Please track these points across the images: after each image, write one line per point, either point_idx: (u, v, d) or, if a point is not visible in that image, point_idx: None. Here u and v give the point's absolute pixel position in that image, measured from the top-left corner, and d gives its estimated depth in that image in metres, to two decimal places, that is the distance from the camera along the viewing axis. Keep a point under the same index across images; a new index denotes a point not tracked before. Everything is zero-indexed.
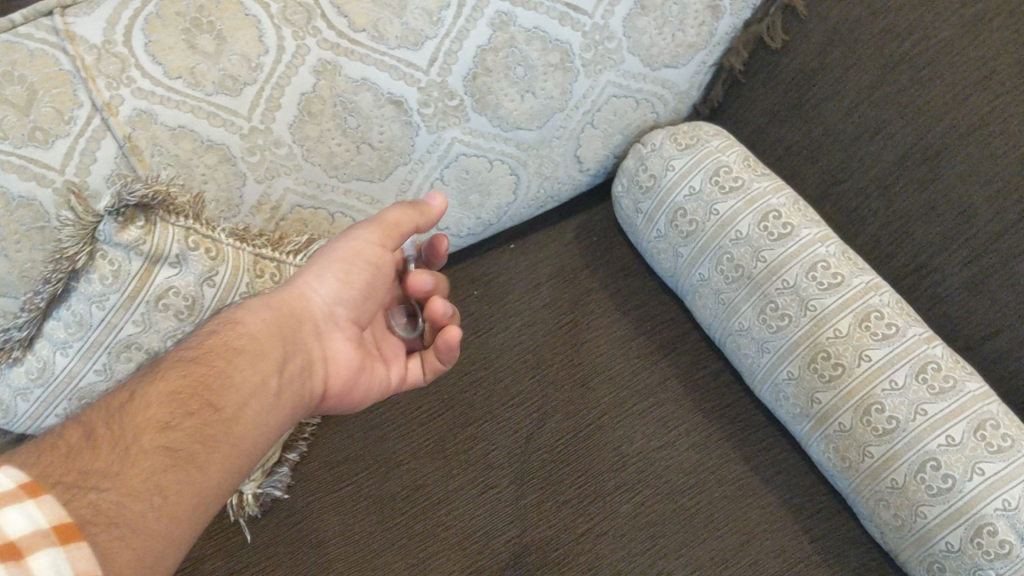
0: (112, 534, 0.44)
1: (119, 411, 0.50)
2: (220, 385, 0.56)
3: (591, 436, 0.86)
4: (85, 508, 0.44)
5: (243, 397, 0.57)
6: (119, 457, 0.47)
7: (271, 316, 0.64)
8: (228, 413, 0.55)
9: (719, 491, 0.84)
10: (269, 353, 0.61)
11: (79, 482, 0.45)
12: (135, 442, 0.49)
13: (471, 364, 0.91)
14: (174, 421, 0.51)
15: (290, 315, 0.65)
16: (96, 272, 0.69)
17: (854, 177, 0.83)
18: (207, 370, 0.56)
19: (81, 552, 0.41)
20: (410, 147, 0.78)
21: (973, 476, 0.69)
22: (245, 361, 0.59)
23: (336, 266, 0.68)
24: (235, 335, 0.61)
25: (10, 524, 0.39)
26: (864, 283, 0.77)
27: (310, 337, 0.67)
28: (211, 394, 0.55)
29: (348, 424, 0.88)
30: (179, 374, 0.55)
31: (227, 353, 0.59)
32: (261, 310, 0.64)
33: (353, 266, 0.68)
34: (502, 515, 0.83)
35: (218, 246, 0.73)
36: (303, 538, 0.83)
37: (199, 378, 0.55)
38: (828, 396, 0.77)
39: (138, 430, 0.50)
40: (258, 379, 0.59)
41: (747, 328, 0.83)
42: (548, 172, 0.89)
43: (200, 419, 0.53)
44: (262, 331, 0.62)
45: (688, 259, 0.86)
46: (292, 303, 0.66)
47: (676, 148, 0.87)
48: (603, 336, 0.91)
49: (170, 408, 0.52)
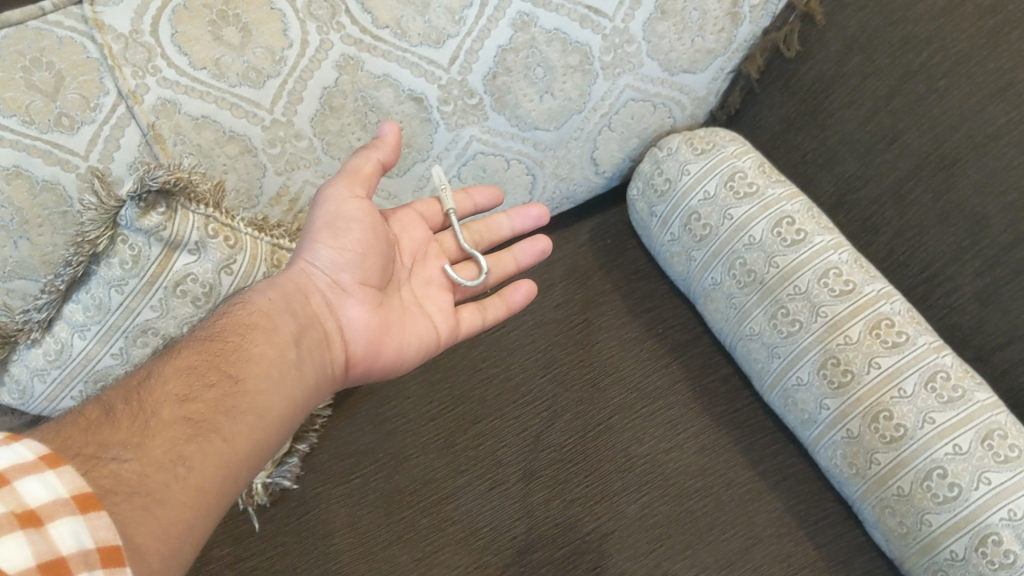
0: (134, 504, 0.44)
1: (138, 390, 0.51)
2: (236, 359, 0.57)
3: (600, 436, 0.87)
4: (106, 478, 0.44)
5: (262, 371, 0.57)
6: (138, 430, 0.48)
7: (276, 293, 0.64)
8: (246, 385, 0.55)
9: (726, 495, 0.84)
10: (281, 329, 0.61)
11: (96, 454, 0.46)
12: (155, 416, 0.50)
13: (482, 362, 0.91)
14: (192, 395, 0.52)
15: (294, 292, 0.66)
16: (116, 256, 0.70)
17: (869, 186, 0.84)
18: (222, 346, 0.57)
19: (101, 521, 0.42)
20: (428, 143, 0.79)
21: (979, 485, 0.69)
22: (259, 337, 0.59)
23: (325, 233, 0.67)
24: (246, 314, 0.61)
25: (29, 493, 0.40)
26: (876, 290, 0.78)
27: (317, 310, 0.67)
28: (228, 367, 0.56)
29: (359, 416, 0.89)
30: (194, 353, 0.56)
31: (241, 330, 0.59)
32: (267, 289, 0.65)
33: (340, 228, 0.67)
34: (509, 511, 0.83)
35: (237, 235, 0.74)
36: (311, 528, 0.84)
37: (212, 354, 0.56)
38: (836, 402, 0.78)
39: (157, 405, 0.50)
40: (274, 353, 0.59)
41: (758, 333, 0.83)
42: (564, 173, 0.89)
43: (220, 393, 0.54)
44: (269, 306, 0.63)
45: (701, 263, 0.87)
46: (295, 281, 0.67)
47: (692, 153, 0.88)
48: (614, 337, 0.92)
49: (187, 383, 0.53)
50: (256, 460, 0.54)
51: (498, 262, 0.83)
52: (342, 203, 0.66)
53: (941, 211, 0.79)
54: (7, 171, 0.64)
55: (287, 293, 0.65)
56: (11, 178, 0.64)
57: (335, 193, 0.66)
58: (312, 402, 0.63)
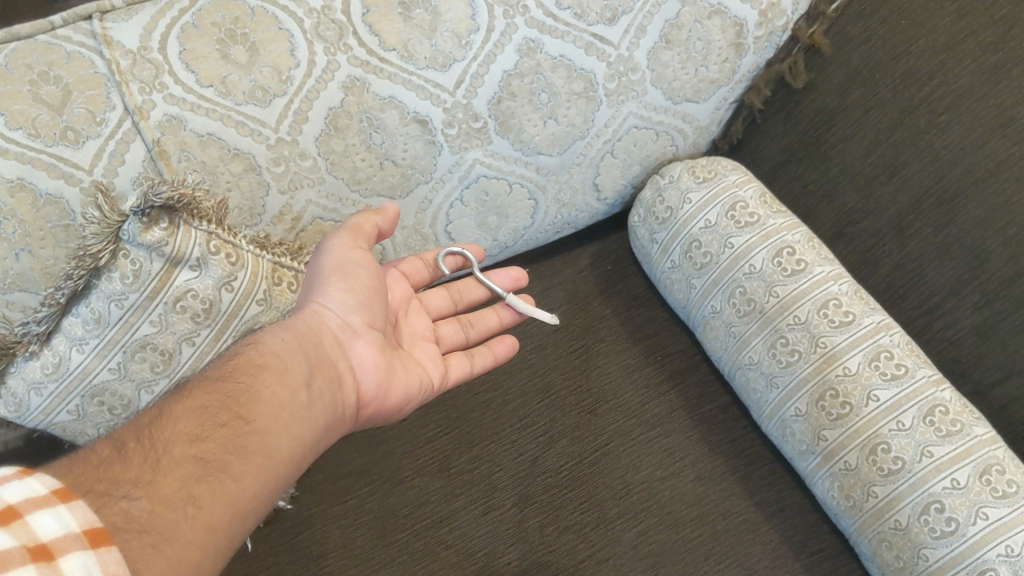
0: (143, 541, 0.44)
1: (150, 428, 0.51)
2: (247, 398, 0.56)
3: (597, 463, 0.87)
4: (118, 515, 0.44)
5: (272, 411, 0.57)
6: (150, 467, 0.48)
7: (290, 334, 0.64)
8: (259, 425, 0.55)
9: (722, 524, 0.83)
10: (293, 369, 0.61)
11: (107, 491, 0.46)
12: (167, 454, 0.49)
13: (480, 385, 0.91)
14: (204, 433, 0.52)
15: (309, 332, 0.66)
16: (117, 270, 0.70)
17: (874, 218, 0.84)
18: (234, 385, 0.57)
19: (111, 555, 0.41)
20: (432, 166, 0.80)
21: (977, 520, 0.68)
22: (271, 376, 0.59)
23: (335, 276, 0.69)
24: (257, 354, 0.61)
25: (42, 528, 0.41)
26: (875, 322, 0.78)
27: (331, 351, 0.66)
28: (240, 406, 0.56)
29: (355, 437, 0.89)
30: (205, 392, 0.55)
31: (253, 370, 0.59)
32: (281, 331, 0.64)
33: (349, 273, 0.69)
34: (504, 536, 0.83)
35: (239, 252, 0.74)
36: (304, 549, 0.84)
37: (225, 393, 0.56)
38: (835, 433, 0.78)
39: (168, 442, 0.50)
40: (287, 391, 0.59)
41: (757, 362, 0.83)
42: (566, 199, 0.90)
43: (228, 432, 0.53)
44: (284, 349, 0.62)
45: (701, 291, 0.87)
46: (309, 322, 0.66)
47: (694, 181, 0.88)
48: (613, 363, 0.92)
49: (199, 421, 0.53)
50: (267, 500, 0.54)
51: (480, 318, 0.85)
52: (348, 252, 0.69)
53: (943, 247, 0.79)
54: (11, 184, 0.65)
55: (303, 333, 0.65)
56: (16, 191, 0.65)
57: (339, 245, 0.69)
58: (323, 441, 0.62)
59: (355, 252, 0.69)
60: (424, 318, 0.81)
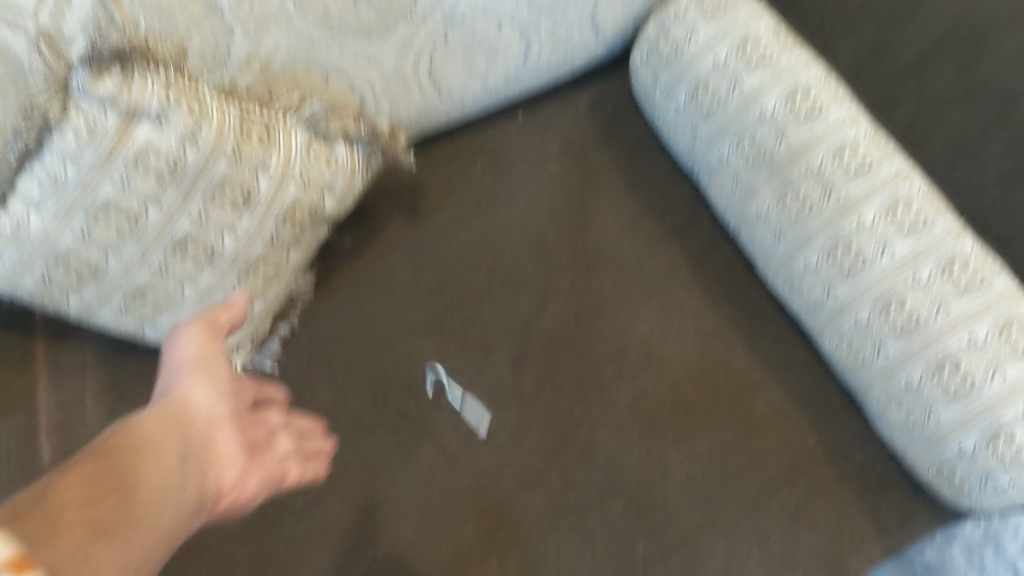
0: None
1: (40, 501, 0.47)
2: (133, 474, 0.52)
3: (595, 322, 0.83)
4: None
5: (157, 489, 0.53)
6: (47, 527, 0.45)
7: (158, 418, 0.59)
8: (143, 495, 0.51)
9: (726, 383, 0.80)
10: (169, 447, 0.57)
11: None
12: (56, 519, 0.45)
13: (470, 243, 0.86)
14: (88, 501, 0.48)
15: (179, 411, 0.61)
16: (70, 125, 0.62)
17: (895, 56, 0.77)
18: (115, 461, 0.52)
19: None
20: (411, 3, 0.72)
21: (994, 380, 0.66)
22: (152, 459, 0.55)
23: (197, 366, 0.66)
24: (137, 436, 0.56)
25: None
26: (894, 169, 0.72)
27: (197, 440, 0.61)
28: (121, 479, 0.51)
29: (339, 299, 0.84)
30: (87, 464, 0.51)
31: (134, 448, 0.54)
32: (154, 416, 0.59)
33: (209, 365, 0.66)
34: (497, 399, 0.80)
35: (202, 102, 0.67)
36: (295, 415, 0.80)
37: (108, 467, 0.51)
38: (846, 289, 0.73)
39: (59, 508, 0.47)
40: (168, 472, 0.55)
41: (765, 214, 0.78)
42: (561, 36, 0.82)
43: (116, 509, 0.49)
44: (161, 426, 0.58)
45: (708, 137, 0.81)
46: (174, 406, 0.61)
47: (702, 15, 0.79)
48: (611, 216, 0.87)
49: (86, 490, 0.48)
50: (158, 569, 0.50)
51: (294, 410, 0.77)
52: (187, 375, 0.65)
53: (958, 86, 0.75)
54: None
55: (173, 411, 0.60)
56: None
57: (185, 337, 0.68)
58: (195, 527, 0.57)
59: (209, 344, 0.68)
60: (280, 412, 0.75)
